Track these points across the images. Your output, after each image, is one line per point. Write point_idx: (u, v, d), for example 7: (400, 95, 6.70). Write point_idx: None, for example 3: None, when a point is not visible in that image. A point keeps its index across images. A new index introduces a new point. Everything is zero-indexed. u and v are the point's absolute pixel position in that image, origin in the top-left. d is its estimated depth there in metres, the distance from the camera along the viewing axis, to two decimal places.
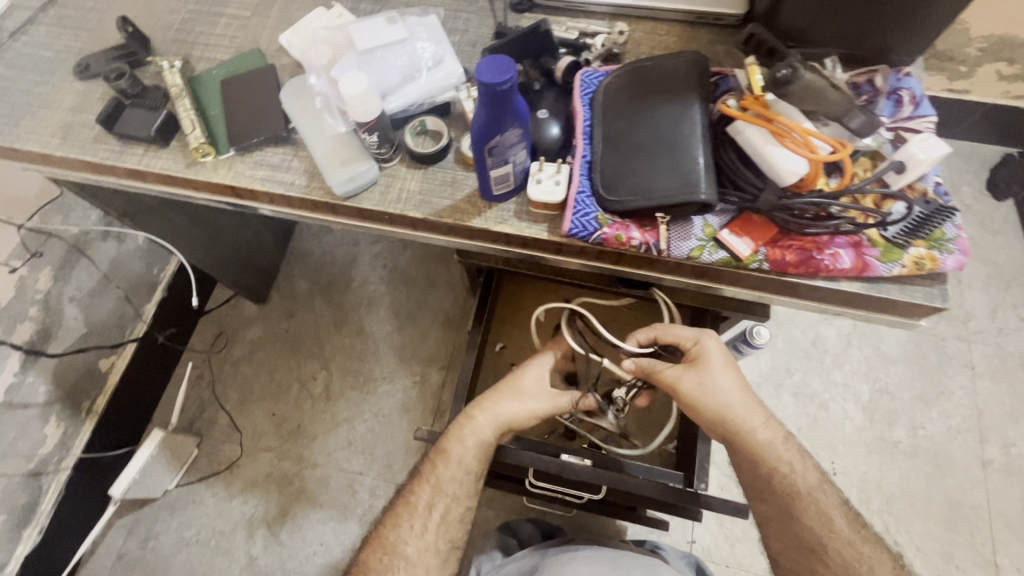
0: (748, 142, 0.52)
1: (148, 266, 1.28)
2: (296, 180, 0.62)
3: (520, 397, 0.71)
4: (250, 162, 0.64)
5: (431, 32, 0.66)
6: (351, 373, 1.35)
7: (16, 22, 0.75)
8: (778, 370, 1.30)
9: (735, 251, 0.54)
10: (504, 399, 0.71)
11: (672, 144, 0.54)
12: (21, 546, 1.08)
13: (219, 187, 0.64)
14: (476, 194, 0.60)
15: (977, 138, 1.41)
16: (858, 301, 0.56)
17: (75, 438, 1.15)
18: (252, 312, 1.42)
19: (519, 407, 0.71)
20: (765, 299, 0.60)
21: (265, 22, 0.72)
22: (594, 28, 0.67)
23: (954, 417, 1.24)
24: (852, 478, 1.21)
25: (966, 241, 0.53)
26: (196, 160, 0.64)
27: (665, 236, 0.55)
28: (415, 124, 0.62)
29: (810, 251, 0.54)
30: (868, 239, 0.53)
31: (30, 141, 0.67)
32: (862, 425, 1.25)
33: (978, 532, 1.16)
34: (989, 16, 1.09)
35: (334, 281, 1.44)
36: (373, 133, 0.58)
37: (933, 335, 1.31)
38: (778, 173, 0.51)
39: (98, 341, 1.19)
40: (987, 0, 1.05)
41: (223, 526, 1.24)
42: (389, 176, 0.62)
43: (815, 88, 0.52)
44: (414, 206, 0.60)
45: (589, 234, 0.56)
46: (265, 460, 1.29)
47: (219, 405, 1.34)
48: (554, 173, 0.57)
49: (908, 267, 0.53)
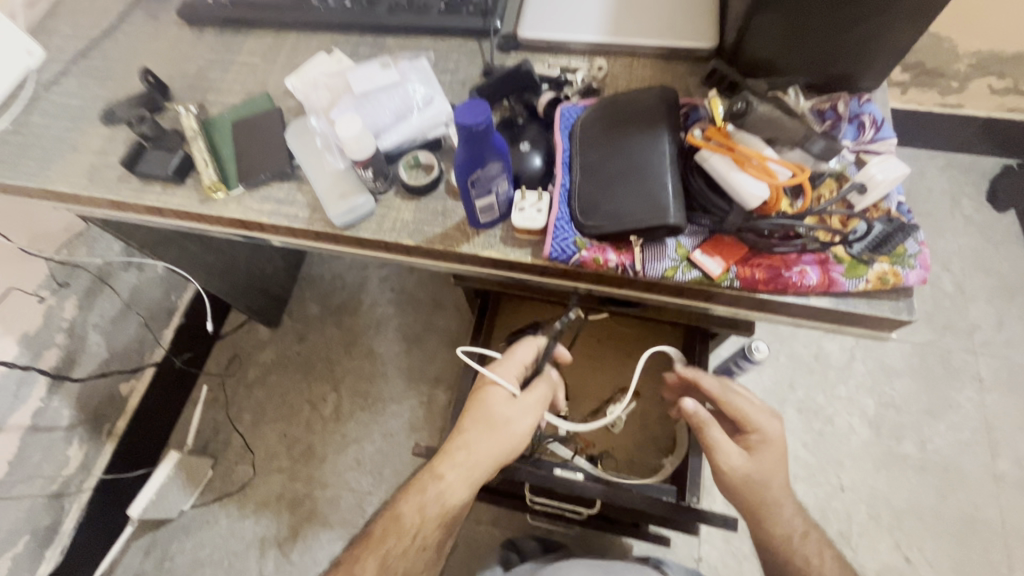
0: (713, 169, 0.56)
1: (165, 293, 1.36)
2: (300, 213, 0.67)
3: (493, 433, 0.70)
4: (257, 197, 0.69)
5: (423, 74, 0.72)
6: (360, 394, 1.39)
7: (51, 74, 0.82)
8: (781, 385, 1.30)
9: (707, 270, 0.57)
10: (477, 440, 0.69)
11: (644, 172, 0.58)
12: (44, 565, 1.15)
13: (230, 221, 0.70)
14: (465, 222, 0.65)
15: (973, 150, 1.42)
16: (829, 315, 0.58)
17: (97, 459, 1.23)
18: (265, 336, 1.47)
19: (489, 445, 0.69)
20: (742, 315, 0.63)
21: (273, 68, 0.78)
22: (574, 65, 0.72)
23: (962, 431, 1.24)
24: (860, 493, 1.20)
25: (928, 257, 0.56)
26: (209, 197, 0.70)
27: (640, 257, 0.59)
28: (409, 158, 0.67)
29: (778, 269, 0.57)
30: (834, 256, 0.56)
31: (61, 183, 0.73)
32: (868, 439, 1.25)
33: (994, 548, 1.14)
34: (973, 34, 1.12)
35: (344, 304, 1.49)
36: (368, 169, 0.63)
37: (937, 347, 1.31)
38: (741, 197, 0.55)
39: (119, 366, 1.27)
40: (969, 20, 1.08)
41: (236, 546, 1.28)
42: (385, 207, 0.66)
43: (770, 119, 0.56)
44: (407, 234, 0.65)
45: (569, 257, 0.59)
46: (277, 480, 1.33)
47: (233, 427, 1.38)
48: (536, 201, 0.61)
49: (873, 282, 0.56)
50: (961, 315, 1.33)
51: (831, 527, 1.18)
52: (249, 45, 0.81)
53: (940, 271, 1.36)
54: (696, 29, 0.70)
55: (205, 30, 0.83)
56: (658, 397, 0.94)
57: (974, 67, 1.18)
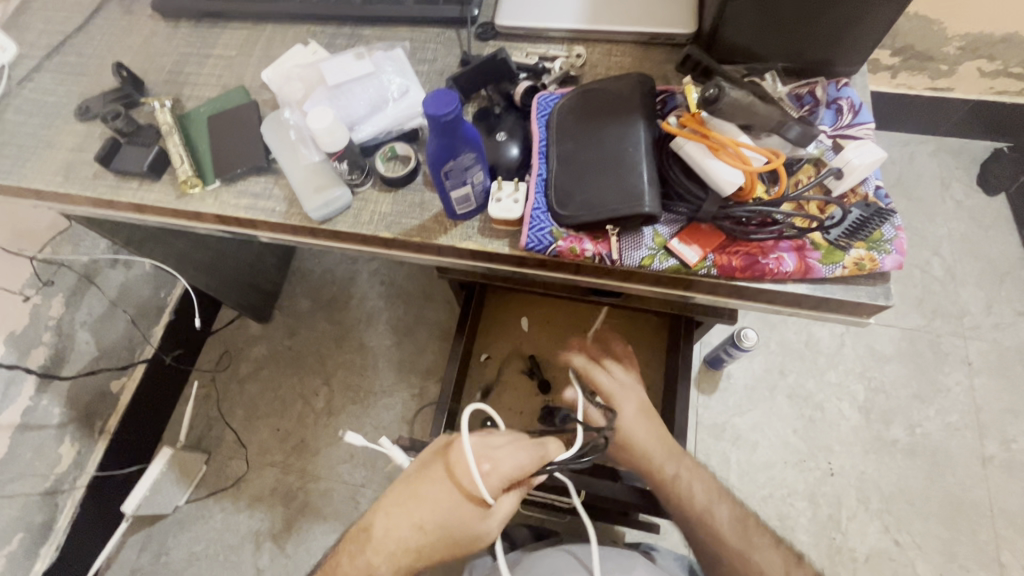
0: (687, 157, 0.56)
1: (155, 290, 1.35)
2: (277, 207, 0.67)
3: (444, 511, 0.56)
4: (234, 191, 0.69)
5: (398, 65, 0.71)
6: (352, 388, 1.39)
7: (24, 70, 0.81)
8: (771, 372, 1.31)
9: (684, 258, 0.57)
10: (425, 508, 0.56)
11: (618, 161, 0.57)
12: (38, 563, 1.14)
13: (207, 216, 0.69)
14: (442, 213, 0.64)
15: (963, 134, 1.42)
16: (807, 302, 0.58)
17: (89, 456, 1.21)
18: (256, 331, 1.47)
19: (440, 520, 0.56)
20: (723, 303, 0.63)
21: (249, 60, 0.77)
22: (553, 53, 0.71)
23: (951, 414, 1.24)
24: (850, 478, 1.21)
25: (904, 242, 0.56)
26: (185, 192, 0.69)
27: (617, 247, 0.58)
28: (385, 150, 0.66)
29: (755, 256, 0.56)
30: (811, 242, 0.56)
31: (37, 180, 0.72)
32: (857, 424, 1.25)
33: (981, 530, 1.16)
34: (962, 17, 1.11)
35: (334, 298, 1.49)
36: (342, 162, 0.64)
37: (926, 332, 1.31)
38: (716, 184, 0.55)
39: (110, 363, 1.26)
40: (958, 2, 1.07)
41: (231, 540, 1.28)
42: (362, 199, 0.66)
43: (743, 105, 0.55)
44: (384, 227, 0.64)
45: (545, 248, 0.59)
46: (270, 474, 1.33)
47: (225, 423, 1.39)
48: (512, 192, 0.61)
49: (849, 268, 0.56)
50: (951, 300, 1.33)
51: (820, 512, 1.19)
52: (225, 37, 0.80)
53: (930, 256, 1.36)
54: (675, 15, 0.69)
55: (180, 23, 0.82)
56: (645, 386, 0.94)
57: (963, 49, 1.17)
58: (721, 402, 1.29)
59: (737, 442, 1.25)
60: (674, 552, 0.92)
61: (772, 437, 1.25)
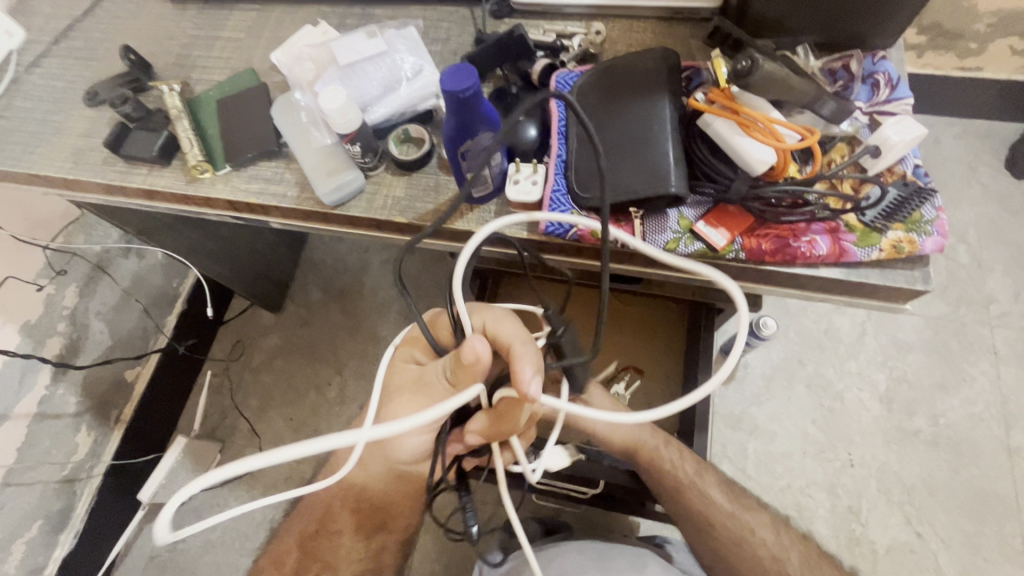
0: (716, 134, 0.53)
1: (167, 279, 1.36)
2: (288, 192, 0.65)
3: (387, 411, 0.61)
4: (245, 176, 0.67)
5: (410, 43, 0.69)
6: (364, 377, 1.39)
7: (32, 55, 0.80)
8: (790, 361, 1.28)
9: (711, 242, 0.55)
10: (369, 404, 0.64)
11: (643, 140, 0.55)
12: (58, 550, 1.17)
13: (218, 202, 0.68)
14: (458, 197, 0.62)
15: (993, 114, 1.36)
16: (840, 286, 0.56)
17: (105, 446, 1.24)
18: (268, 321, 1.47)
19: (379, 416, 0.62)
20: (749, 289, 0.61)
21: (257, 42, 0.76)
22: (572, 29, 0.68)
23: (977, 404, 1.21)
24: (871, 469, 1.18)
25: (946, 223, 0.53)
26: (195, 177, 0.68)
27: (640, 230, 0.56)
28: (398, 133, 0.65)
29: (786, 239, 0.54)
30: (845, 224, 0.53)
31: (46, 166, 0.71)
32: (879, 415, 1.22)
33: (1007, 522, 1.13)
34: None
35: (345, 288, 1.48)
36: (356, 144, 0.61)
37: (951, 320, 1.27)
38: (746, 162, 0.52)
39: (124, 352, 1.27)
40: None
41: (246, 528, 1.29)
42: (376, 183, 0.64)
43: (777, 78, 0.53)
44: (398, 211, 0.63)
45: (565, 231, 0.57)
46: (284, 463, 1.33)
47: (239, 412, 1.39)
48: (531, 173, 0.59)
49: (886, 251, 0.53)
50: (978, 287, 1.29)
51: (840, 503, 1.17)
52: (234, 19, 0.78)
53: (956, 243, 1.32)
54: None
55: (188, 5, 0.80)
56: (665, 375, 0.93)
57: (995, 27, 1.11)
58: (738, 391, 1.27)
59: (754, 432, 1.23)
60: None
61: (790, 427, 1.23)
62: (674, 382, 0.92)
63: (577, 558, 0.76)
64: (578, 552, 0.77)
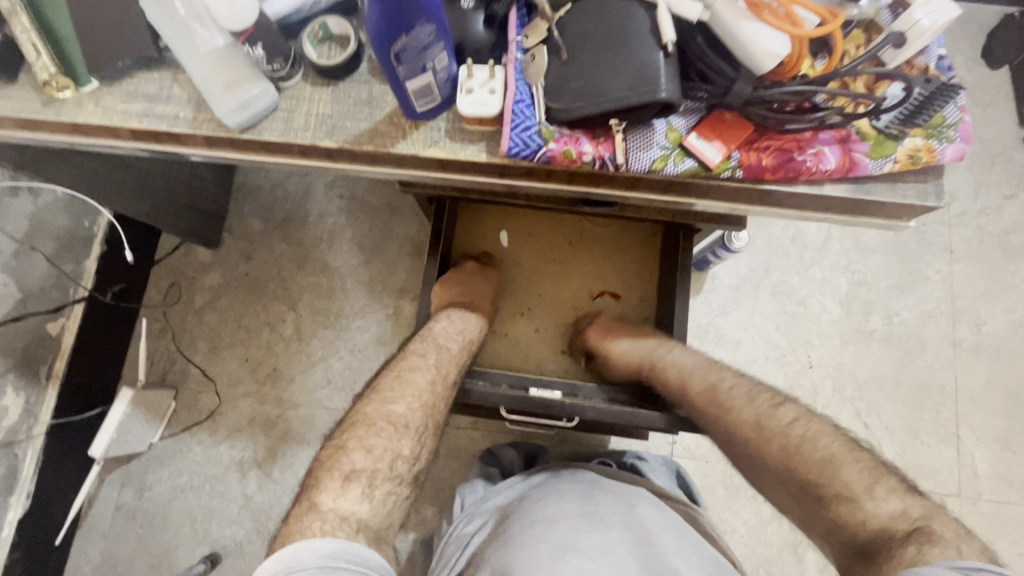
0: (719, 19, 0.45)
1: (77, 220, 1.11)
2: (181, 112, 0.52)
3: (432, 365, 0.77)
4: (120, 93, 0.53)
5: None
6: (321, 313, 1.21)
7: None
8: (757, 271, 1.17)
9: (704, 158, 0.47)
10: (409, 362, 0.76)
11: (624, 33, 0.45)
12: (11, 512, 1.01)
13: (90, 128, 0.53)
14: (399, 111, 0.51)
15: None
16: (843, 206, 0.50)
17: (41, 405, 1.04)
18: (206, 256, 1.24)
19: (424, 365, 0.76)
20: (738, 211, 0.55)
21: None
22: None
23: (993, 306, 1.14)
24: (828, 369, 1.14)
25: (970, 126, 0.48)
26: (53, 97, 0.52)
27: (622, 147, 0.47)
28: (314, 28, 0.51)
29: (790, 152, 0.47)
30: (858, 132, 0.47)
31: None
32: (871, 317, 1.15)
33: (977, 406, 1.11)
34: None
35: (290, 217, 1.25)
36: (255, 44, 0.49)
37: (974, 230, 1.16)
38: (750, 56, 0.44)
39: (39, 305, 1.06)
40: None
41: (215, 471, 1.16)
42: (293, 97, 0.52)
43: None
44: (325, 132, 0.51)
45: (533, 152, 0.48)
46: (246, 406, 1.18)
47: (188, 358, 1.21)
48: (486, 80, 0.47)
49: (901, 162, 0.47)
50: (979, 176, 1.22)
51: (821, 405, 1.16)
52: None
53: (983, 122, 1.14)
54: None
55: None
56: (637, 300, 0.89)
57: None
58: (705, 302, 1.17)
59: (720, 342, 1.15)
60: (661, 459, 0.98)
61: None
62: (644, 305, 0.88)
63: (559, 503, 0.70)
64: (559, 497, 0.71)
